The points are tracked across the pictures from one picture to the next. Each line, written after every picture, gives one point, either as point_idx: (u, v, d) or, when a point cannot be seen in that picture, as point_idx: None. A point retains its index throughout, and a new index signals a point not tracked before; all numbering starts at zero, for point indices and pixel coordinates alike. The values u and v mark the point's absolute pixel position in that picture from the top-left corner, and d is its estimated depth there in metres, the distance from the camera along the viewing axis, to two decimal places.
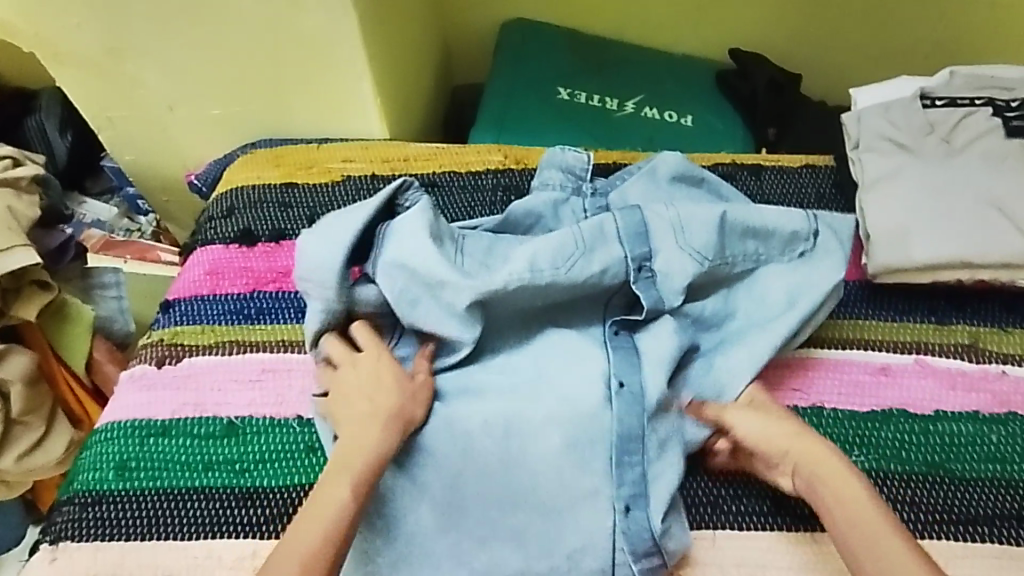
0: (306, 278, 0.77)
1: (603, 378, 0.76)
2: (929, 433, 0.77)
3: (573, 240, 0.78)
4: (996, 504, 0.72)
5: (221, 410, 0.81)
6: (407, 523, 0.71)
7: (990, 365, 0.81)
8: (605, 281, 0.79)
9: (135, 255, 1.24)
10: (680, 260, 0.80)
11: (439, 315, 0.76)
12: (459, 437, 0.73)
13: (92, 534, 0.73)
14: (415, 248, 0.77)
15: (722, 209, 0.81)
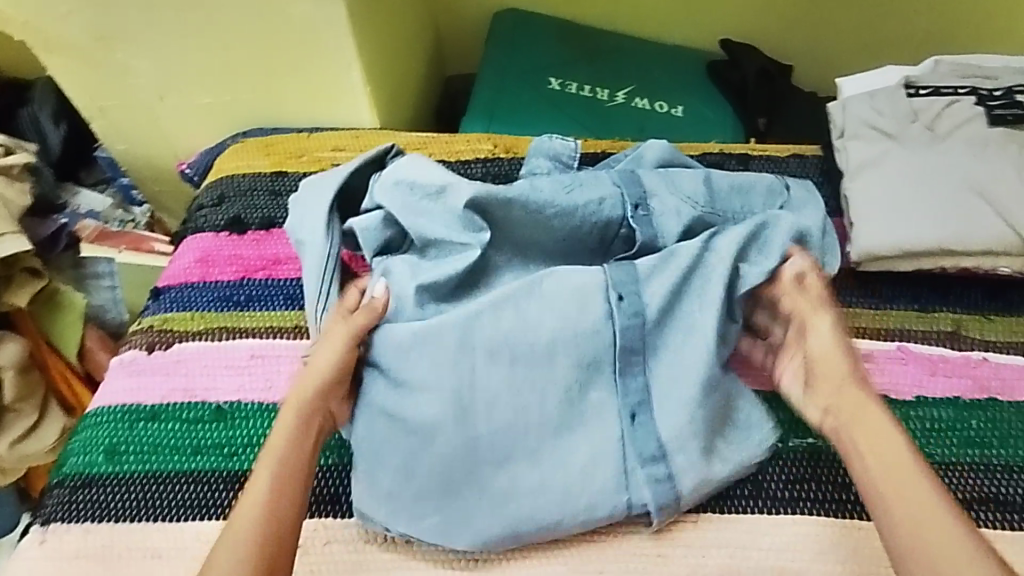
0: (297, 227, 0.84)
1: (603, 291, 0.75)
2: (910, 418, 0.77)
3: (566, 177, 0.81)
4: (976, 488, 0.72)
5: (210, 395, 0.81)
6: (414, 447, 0.72)
7: (972, 351, 0.82)
8: (601, 216, 0.80)
9: (129, 245, 1.24)
10: (674, 203, 0.81)
11: (439, 226, 0.78)
12: (458, 354, 0.73)
13: (82, 516, 0.74)
14: (420, 171, 0.81)
15: (706, 170, 0.85)
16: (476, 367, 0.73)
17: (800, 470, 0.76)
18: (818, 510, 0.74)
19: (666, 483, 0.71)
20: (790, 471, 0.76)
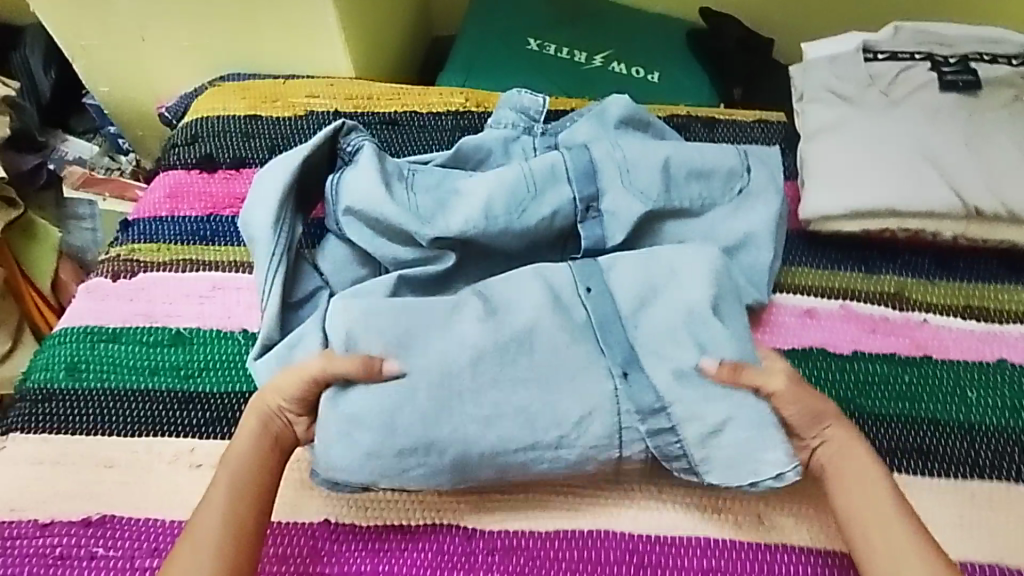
0: (249, 224, 0.82)
1: (571, 287, 0.77)
2: (844, 370, 0.79)
3: (525, 181, 0.83)
4: (901, 438, 0.75)
5: (170, 321, 0.84)
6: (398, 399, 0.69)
7: (912, 313, 0.84)
8: (556, 223, 0.83)
9: (115, 192, 1.27)
10: (626, 200, 0.83)
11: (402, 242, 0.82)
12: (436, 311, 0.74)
13: (40, 427, 0.76)
14: (367, 176, 0.82)
15: (665, 154, 0.85)
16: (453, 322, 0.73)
17: None
18: None
19: (664, 438, 0.70)
20: None
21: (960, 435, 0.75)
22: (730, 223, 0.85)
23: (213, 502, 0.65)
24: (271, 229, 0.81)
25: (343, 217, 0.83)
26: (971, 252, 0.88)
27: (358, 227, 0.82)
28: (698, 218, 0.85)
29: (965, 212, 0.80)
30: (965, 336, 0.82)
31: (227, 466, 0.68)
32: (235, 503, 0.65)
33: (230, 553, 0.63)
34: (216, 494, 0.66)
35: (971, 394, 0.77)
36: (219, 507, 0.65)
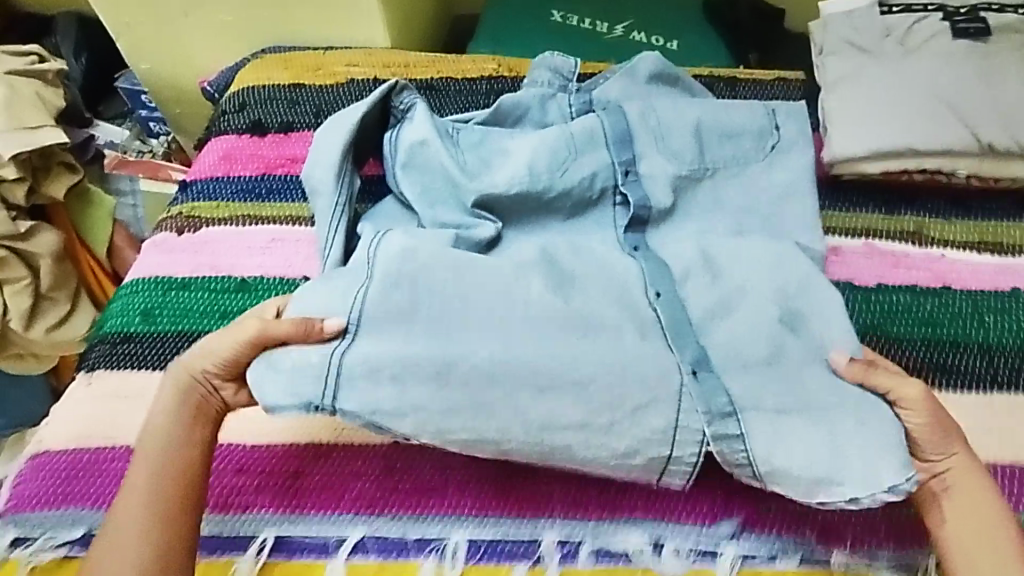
0: (311, 177, 0.86)
1: (641, 283, 0.76)
2: (870, 301, 0.84)
3: (565, 144, 0.86)
4: (926, 359, 0.80)
5: (235, 270, 0.89)
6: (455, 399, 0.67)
7: (931, 249, 0.89)
8: (595, 185, 0.86)
9: (147, 173, 1.32)
10: (662, 163, 0.86)
11: (452, 209, 0.84)
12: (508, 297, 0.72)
13: (122, 365, 0.82)
14: (424, 138, 0.87)
15: (698, 117, 0.89)
16: (524, 325, 0.70)
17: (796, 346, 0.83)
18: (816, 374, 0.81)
19: (731, 444, 0.67)
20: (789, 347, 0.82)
21: (980, 354, 0.80)
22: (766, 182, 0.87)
23: (132, 488, 0.66)
24: (333, 184, 0.84)
25: (401, 171, 0.87)
26: (984, 194, 0.93)
27: (411, 188, 0.86)
28: (734, 177, 0.88)
29: (979, 149, 0.86)
30: (980, 268, 0.87)
31: (148, 452, 0.68)
32: (158, 487, 0.66)
33: (148, 536, 0.64)
34: (138, 481, 0.67)
35: (988, 318, 0.83)
36: (141, 492, 0.66)
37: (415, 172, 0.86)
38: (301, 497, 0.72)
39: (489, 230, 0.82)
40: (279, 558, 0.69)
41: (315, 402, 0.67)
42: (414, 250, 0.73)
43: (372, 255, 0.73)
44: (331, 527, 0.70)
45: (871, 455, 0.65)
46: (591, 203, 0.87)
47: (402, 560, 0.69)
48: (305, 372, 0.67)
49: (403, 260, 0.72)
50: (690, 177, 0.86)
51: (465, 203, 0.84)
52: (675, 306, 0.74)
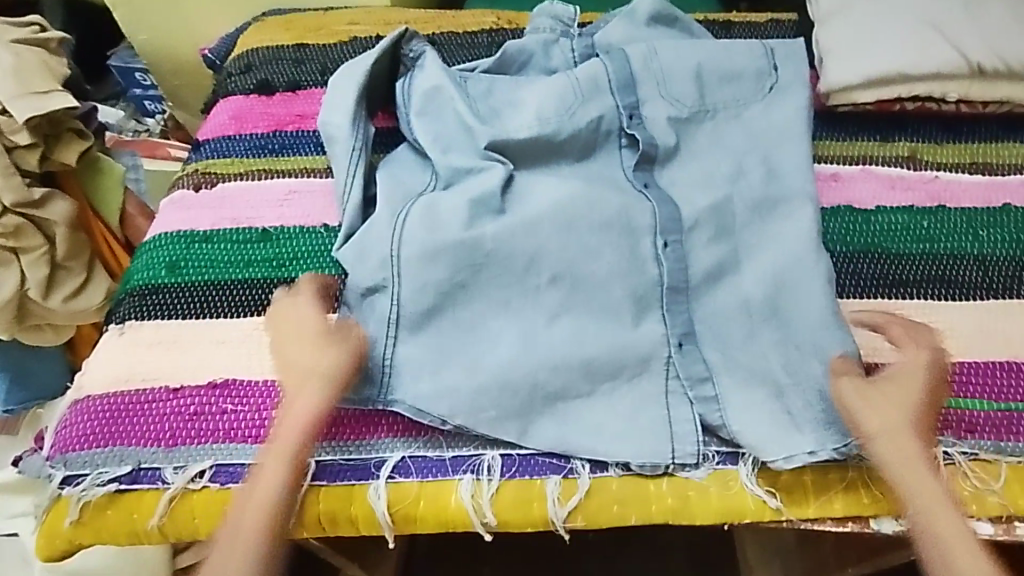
0: (328, 123, 0.87)
1: (650, 235, 0.80)
2: (870, 222, 0.88)
3: (571, 91, 0.89)
4: (925, 272, 0.84)
5: (255, 221, 0.92)
6: (474, 381, 0.72)
7: (925, 171, 0.93)
8: (601, 128, 0.88)
9: (146, 151, 1.35)
10: (664, 107, 0.89)
11: (466, 155, 0.85)
12: (522, 256, 0.77)
13: (153, 315, 0.84)
14: (435, 85, 0.89)
15: (698, 61, 0.91)
16: (534, 292, 0.76)
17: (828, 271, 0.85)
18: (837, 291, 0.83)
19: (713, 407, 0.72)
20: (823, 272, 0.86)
21: (976, 265, 0.84)
22: (767, 117, 0.90)
23: (264, 493, 0.67)
24: (349, 127, 0.86)
25: (415, 118, 0.88)
26: (973, 118, 0.96)
27: (425, 134, 0.87)
28: (735, 115, 0.90)
29: (968, 71, 0.90)
30: (972, 187, 0.91)
31: (271, 456, 0.69)
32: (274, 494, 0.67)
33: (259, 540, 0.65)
34: (251, 487, 0.68)
35: (981, 232, 0.87)
36: (251, 499, 0.67)
37: (429, 118, 0.88)
38: (342, 425, 0.73)
39: (503, 170, 0.84)
40: (322, 483, 0.72)
41: (374, 397, 0.73)
42: (433, 245, 0.76)
43: (396, 248, 0.77)
44: (372, 452, 0.72)
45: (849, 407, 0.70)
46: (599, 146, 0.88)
47: (440, 479, 0.71)
48: (358, 371, 0.73)
49: (427, 265, 0.76)
50: (691, 118, 0.89)
51: (478, 148, 0.86)
52: (677, 262, 0.78)
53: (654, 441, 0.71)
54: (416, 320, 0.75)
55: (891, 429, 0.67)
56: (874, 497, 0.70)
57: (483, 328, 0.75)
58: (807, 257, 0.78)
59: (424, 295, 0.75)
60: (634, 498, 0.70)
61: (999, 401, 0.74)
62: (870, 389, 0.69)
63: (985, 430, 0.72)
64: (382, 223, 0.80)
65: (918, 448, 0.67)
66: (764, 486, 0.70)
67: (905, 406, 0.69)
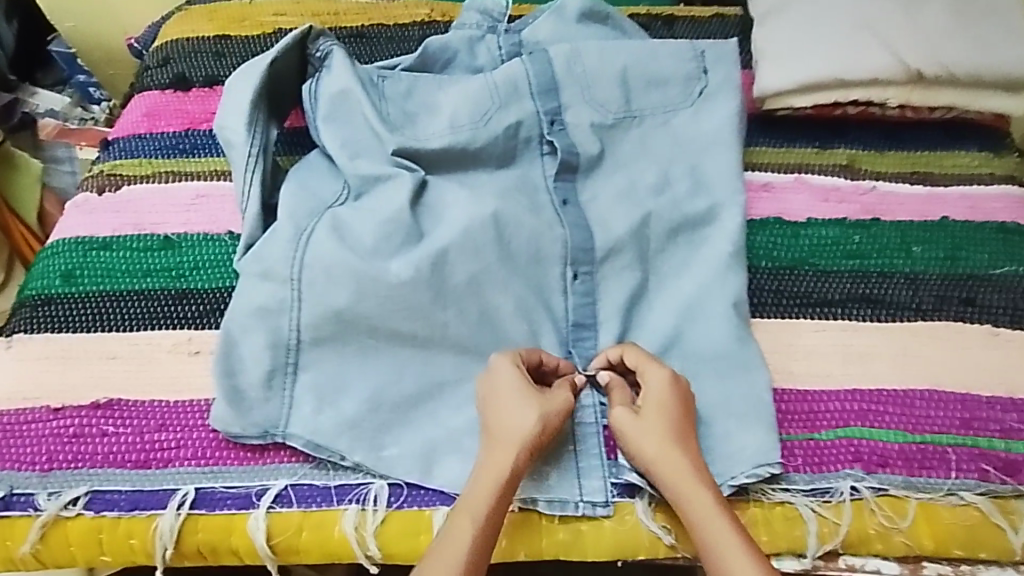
0: (224, 127, 0.82)
1: (561, 265, 0.77)
2: (799, 236, 0.84)
3: (489, 95, 0.84)
4: (854, 290, 0.80)
5: (159, 228, 0.86)
6: (373, 416, 0.70)
7: (863, 181, 0.88)
8: (520, 135, 0.83)
9: (89, 141, 1.24)
10: (587, 113, 0.85)
11: (376, 162, 0.80)
12: (423, 277, 0.72)
13: (43, 327, 0.79)
14: (343, 86, 0.83)
15: (623, 64, 0.86)
16: (436, 317, 0.72)
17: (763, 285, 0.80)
18: (760, 308, 0.79)
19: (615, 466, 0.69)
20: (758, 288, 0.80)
21: (905, 283, 0.80)
22: (696, 124, 0.85)
23: (456, 551, 0.59)
24: (245, 133, 0.81)
25: (322, 122, 0.83)
26: (914, 125, 0.92)
27: (332, 139, 0.82)
28: (662, 122, 0.85)
29: (907, 77, 0.85)
30: (909, 199, 0.87)
31: (462, 516, 0.61)
32: (474, 556, 0.59)
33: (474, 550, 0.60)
34: (443, 548, 0.60)
35: (914, 249, 0.83)
36: (451, 559, 0.59)
37: (338, 122, 0.83)
38: (228, 449, 0.71)
39: (413, 179, 0.79)
40: (200, 512, 0.68)
41: (271, 431, 0.70)
42: (334, 262, 0.72)
43: (297, 272, 0.72)
44: (255, 479, 0.69)
45: (747, 449, 0.68)
46: (516, 154, 0.84)
47: (325, 508, 0.68)
48: (254, 407, 0.70)
49: (324, 291, 0.71)
50: (615, 125, 0.85)
51: (386, 154, 0.81)
52: (586, 295, 0.76)
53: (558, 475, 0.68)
54: (312, 350, 0.71)
55: (666, 474, 0.64)
56: (773, 533, 0.66)
57: (383, 355, 0.72)
58: (715, 286, 0.76)
59: (318, 321, 0.71)
60: (522, 532, 0.67)
61: (913, 433, 0.70)
62: (633, 427, 0.66)
63: (897, 464, 0.69)
64: (280, 241, 0.74)
65: (695, 485, 0.63)
66: (660, 521, 0.67)
67: (668, 440, 0.65)
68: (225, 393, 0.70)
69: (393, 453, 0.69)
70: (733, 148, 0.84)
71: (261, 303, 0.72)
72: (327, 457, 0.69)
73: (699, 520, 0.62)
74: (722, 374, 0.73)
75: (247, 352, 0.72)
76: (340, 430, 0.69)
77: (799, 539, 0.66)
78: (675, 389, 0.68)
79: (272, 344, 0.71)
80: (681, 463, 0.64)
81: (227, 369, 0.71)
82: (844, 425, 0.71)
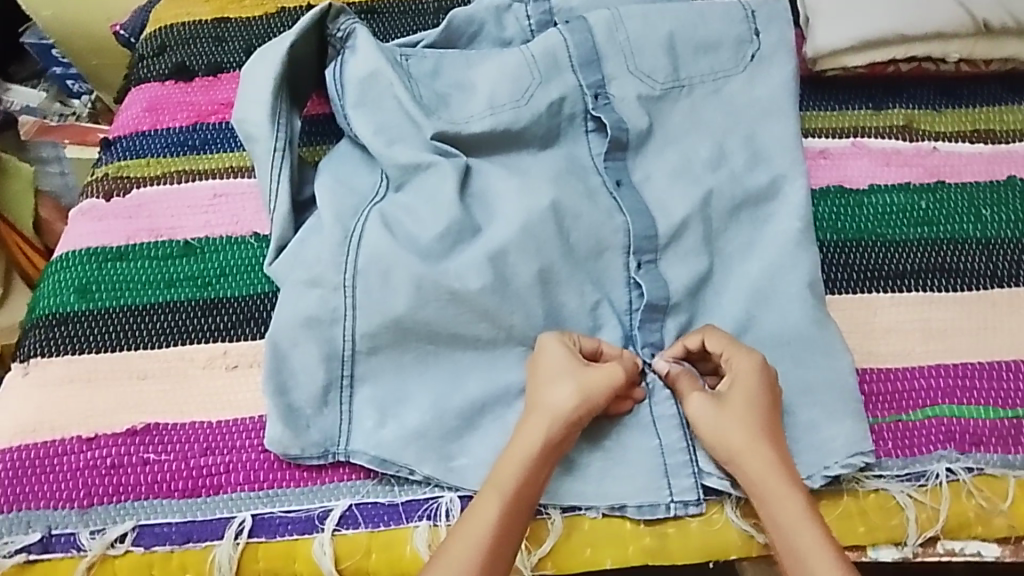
0: (243, 120, 0.76)
1: (623, 254, 0.72)
2: (863, 205, 0.79)
3: (528, 71, 0.77)
4: (926, 260, 0.75)
5: (176, 233, 0.79)
6: (439, 425, 0.65)
7: (923, 143, 0.83)
8: (563, 112, 0.77)
9: (75, 138, 1.13)
10: (633, 84, 0.78)
11: (412, 150, 0.74)
12: (484, 274, 0.68)
13: (61, 349, 0.73)
14: (369, 68, 0.76)
15: (669, 30, 0.80)
16: (499, 317, 0.68)
17: (831, 259, 0.76)
18: (830, 286, 0.74)
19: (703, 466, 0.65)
20: (826, 262, 0.75)
21: (979, 249, 0.76)
22: (750, 91, 0.79)
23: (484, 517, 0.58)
24: (268, 125, 0.75)
25: (351, 110, 0.77)
26: (973, 79, 0.87)
27: (363, 129, 0.75)
28: (713, 90, 0.80)
29: (973, 29, 0.81)
30: (973, 159, 0.82)
31: (492, 487, 0.59)
32: (502, 525, 0.58)
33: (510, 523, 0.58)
34: (471, 515, 0.58)
35: (985, 212, 0.78)
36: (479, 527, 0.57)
37: (368, 108, 0.76)
38: (282, 470, 0.66)
39: (456, 167, 0.73)
40: (260, 540, 0.64)
41: (332, 450, 0.66)
42: (388, 264, 0.68)
43: (350, 276, 0.68)
44: (315, 501, 0.65)
45: (836, 438, 0.65)
46: (561, 134, 0.78)
47: (393, 527, 0.64)
48: (311, 424, 0.66)
49: (382, 297, 0.67)
50: (664, 96, 0.79)
51: (423, 141, 0.74)
52: (653, 284, 0.71)
53: (644, 480, 0.64)
54: (369, 360, 0.67)
55: (752, 471, 0.61)
56: (870, 524, 0.63)
57: (445, 361, 0.68)
58: (786, 265, 0.71)
59: (372, 331, 0.67)
60: (607, 540, 0.63)
61: (1005, 408, 0.68)
62: (714, 424, 0.63)
63: (992, 442, 0.66)
64: (326, 244, 0.70)
65: (783, 486, 0.60)
66: (750, 518, 0.64)
67: (755, 433, 0.62)
68: (282, 411, 0.66)
69: (464, 463, 0.65)
70: (790, 116, 0.79)
71: (308, 312, 0.68)
72: (395, 473, 0.65)
73: (781, 518, 0.58)
74: (803, 358, 0.68)
75: (301, 365, 0.68)
76: (406, 442, 0.64)
77: (898, 528, 0.63)
78: (763, 378, 0.64)
79: (326, 355, 0.67)
80: (769, 459, 0.61)
81: (278, 388, 0.66)
82: (933, 404, 0.68)
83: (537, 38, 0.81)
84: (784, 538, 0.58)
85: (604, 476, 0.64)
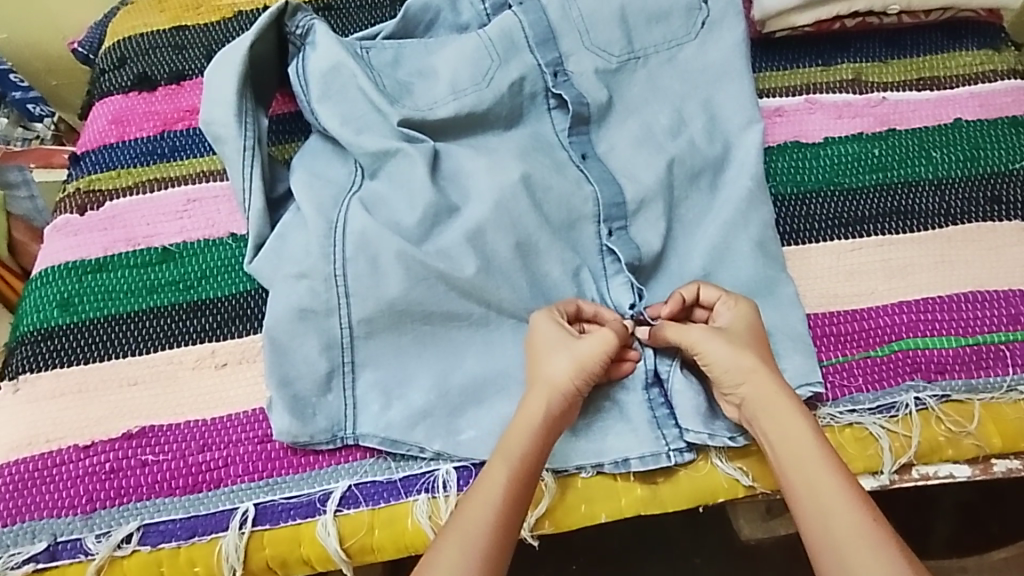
0: (210, 123, 0.77)
1: (594, 220, 0.74)
2: (819, 156, 0.82)
3: (486, 53, 0.79)
4: (883, 204, 0.79)
5: (154, 240, 0.80)
6: (435, 403, 0.67)
7: (872, 94, 0.86)
8: (524, 90, 0.79)
9: (40, 161, 1.08)
10: (590, 59, 0.81)
11: (380, 137, 0.75)
12: (463, 254, 0.70)
13: (50, 363, 0.73)
14: (330, 61, 0.78)
15: (620, 2, 0.82)
16: (481, 293, 0.70)
17: (793, 210, 0.78)
18: (792, 237, 0.77)
19: (689, 419, 0.67)
20: (788, 214, 0.78)
21: (931, 190, 0.79)
22: (703, 57, 0.82)
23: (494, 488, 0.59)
24: (235, 125, 0.76)
25: (317, 106, 0.78)
26: (915, 30, 0.90)
27: (330, 120, 0.76)
28: (667, 59, 0.82)
29: None
30: (921, 105, 0.85)
31: (503, 457, 0.61)
32: (512, 497, 0.59)
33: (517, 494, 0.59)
34: (477, 491, 0.59)
35: (936, 154, 0.82)
36: (490, 500, 0.58)
37: (333, 101, 0.77)
38: (282, 459, 0.68)
39: (422, 151, 0.74)
40: (264, 527, 0.66)
41: (340, 434, 0.67)
42: (371, 252, 0.69)
43: (333, 266, 0.70)
44: (315, 485, 0.67)
45: (811, 379, 0.68)
46: (524, 113, 0.80)
47: (394, 503, 0.66)
48: (315, 413, 0.68)
49: (366, 285, 0.69)
50: (620, 68, 0.81)
51: (391, 128, 0.76)
52: (626, 248, 0.73)
53: (637, 433, 0.67)
54: (363, 346, 0.69)
55: (761, 395, 0.62)
56: (848, 456, 0.67)
57: (435, 341, 0.69)
58: (750, 221, 0.74)
59: (361, 318, 0.69)
60: (601, 495, 0.66)
61: (966, 336, 0.71)
62: (722, 337, 0.65)
63: (955, 369, 0.69)
64: (307, 239, 0.71)
65: (790, 411, 0.61)
66: (736, 463, 0.67)
67: (763, 368, 0.63)
68: (285, 399, 0.67)
69: (463, 437, 0.67)
70: (744, 78, 0.81)
71: (300, 304, 0.69)
72: (403, 451, 0.67)
73: (789, 447, 0.60)
74: (775, 306, 0.71)
75: (297, 356, 0.69)
76: (404, 422, 0.66)
77: (874, 458, 0.67)
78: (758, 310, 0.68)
79: (320, 345, 0.69)
80: (774, 385, 0.62)
81: (280, 380, 0.68)
82: (897, 339, 0.71)
83: (493, 21, 0.82)
84: (792, 463, 0.59)
85: (598, 437, 0.67)
